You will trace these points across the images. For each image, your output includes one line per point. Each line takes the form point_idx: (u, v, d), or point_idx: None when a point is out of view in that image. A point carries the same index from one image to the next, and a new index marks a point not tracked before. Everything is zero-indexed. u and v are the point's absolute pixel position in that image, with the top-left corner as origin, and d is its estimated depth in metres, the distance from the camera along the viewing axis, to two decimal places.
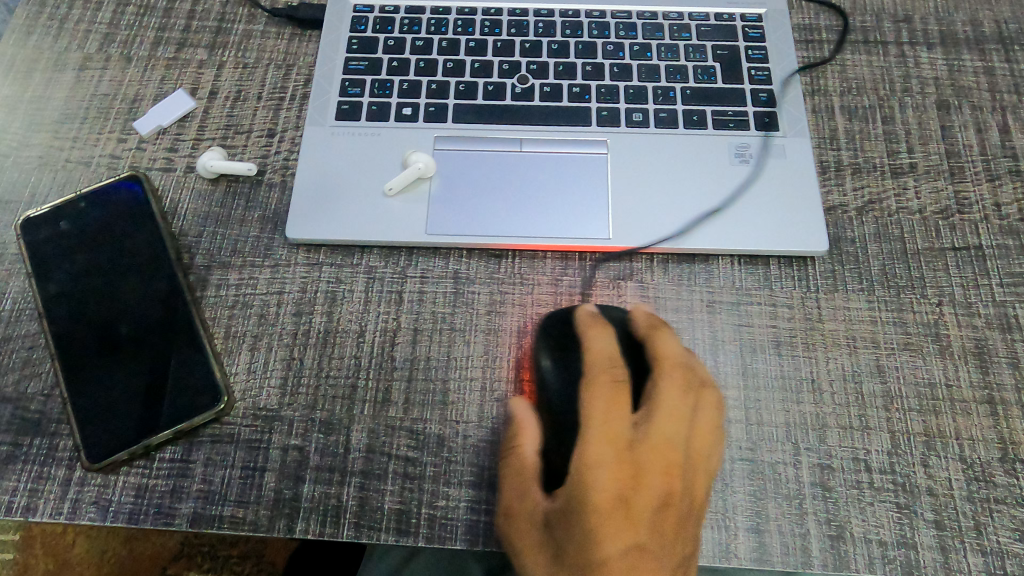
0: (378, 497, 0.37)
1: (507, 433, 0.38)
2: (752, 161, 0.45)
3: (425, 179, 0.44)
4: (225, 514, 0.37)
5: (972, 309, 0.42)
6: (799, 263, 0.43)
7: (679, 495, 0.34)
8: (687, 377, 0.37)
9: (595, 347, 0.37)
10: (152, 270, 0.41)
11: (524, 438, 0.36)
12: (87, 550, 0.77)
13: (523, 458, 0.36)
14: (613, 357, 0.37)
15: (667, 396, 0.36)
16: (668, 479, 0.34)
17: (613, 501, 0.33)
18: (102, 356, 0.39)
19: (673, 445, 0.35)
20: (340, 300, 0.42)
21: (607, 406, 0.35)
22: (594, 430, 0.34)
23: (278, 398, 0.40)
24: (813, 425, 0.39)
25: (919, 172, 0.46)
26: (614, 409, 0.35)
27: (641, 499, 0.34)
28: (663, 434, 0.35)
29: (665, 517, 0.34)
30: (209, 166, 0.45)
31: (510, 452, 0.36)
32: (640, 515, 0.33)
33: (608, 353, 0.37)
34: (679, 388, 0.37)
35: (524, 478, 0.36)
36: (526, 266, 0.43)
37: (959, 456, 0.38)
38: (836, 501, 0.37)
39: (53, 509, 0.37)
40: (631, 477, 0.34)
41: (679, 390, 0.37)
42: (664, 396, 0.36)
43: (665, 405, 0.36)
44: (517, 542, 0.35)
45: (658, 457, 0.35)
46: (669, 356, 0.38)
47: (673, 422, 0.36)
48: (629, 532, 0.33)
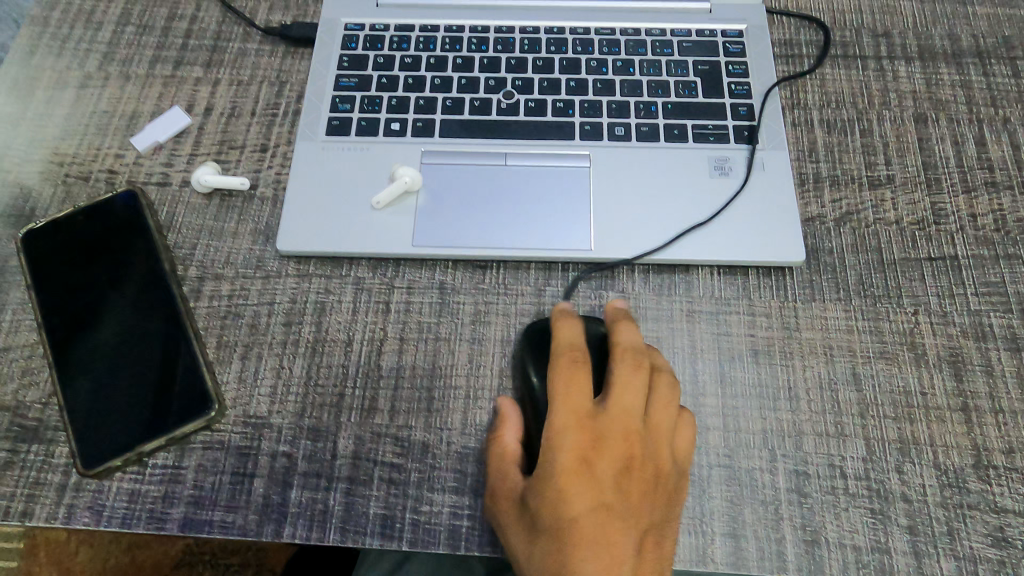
0: (363, 502, 0.38)
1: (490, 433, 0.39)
2: (731, 173, 0.46)
3: (412, 193, 0.45)
4: (215, 519, 0.38)
5: (947, 317, 0.43)
6: (778, 273, 0.44)
7: (641, 460, 0.38)
8: (642, 356, 0.39)
9: (558, 336, 0.40)
10: (147, 282, 0.43)
11: (506, 429, 0.39)
12: (90, 559, 0.77)
13: (504, 447, 0.38)
14: (571, 345, 0.39)
15: (622, 372, 0.39)
16: (627, 444, 0.38)
17: (576, 465, 0.36)
18: (97, 365, 0.40)
19: (632, 415, 0.38)
20: (329, 310, 0.44)
21: (564, 383, 0.38)
22: (555, 405, 0.38)
23: (267, 405, 0.41)
24: (790, 432, 0.40)
25: (896, 184, 0.47)
26: (572, 384, 0.38)
27: (602, 463, 0.37)
28: (622, 405, 0.38)
29: (627, 481, 0.37)
30: (203, 181, 0.46)
31: (492, 442, 0.39)
32: (601, 478, 0.36)
33: (569, 339, 0.39)
34: (634, 366, 0.39)
35: (504, 464, 0.38)
36: (510, 277, 0.44)
37: (933, 462, 0.39)
38: (812, 507, 0.38)
39: (48, 514, 0.38)
40: (592, 444, 0.37)
41: (634, 367, 0.39)
42: (619, 374, 0.39)
43: (620, 380, 0.39)
44: (502, 525, 0.36)
45: (617, 426, 0.38)
46: (625, 342, 0.40)
47: (631, 394, 0.38)
48: (592, 492, 0.36)
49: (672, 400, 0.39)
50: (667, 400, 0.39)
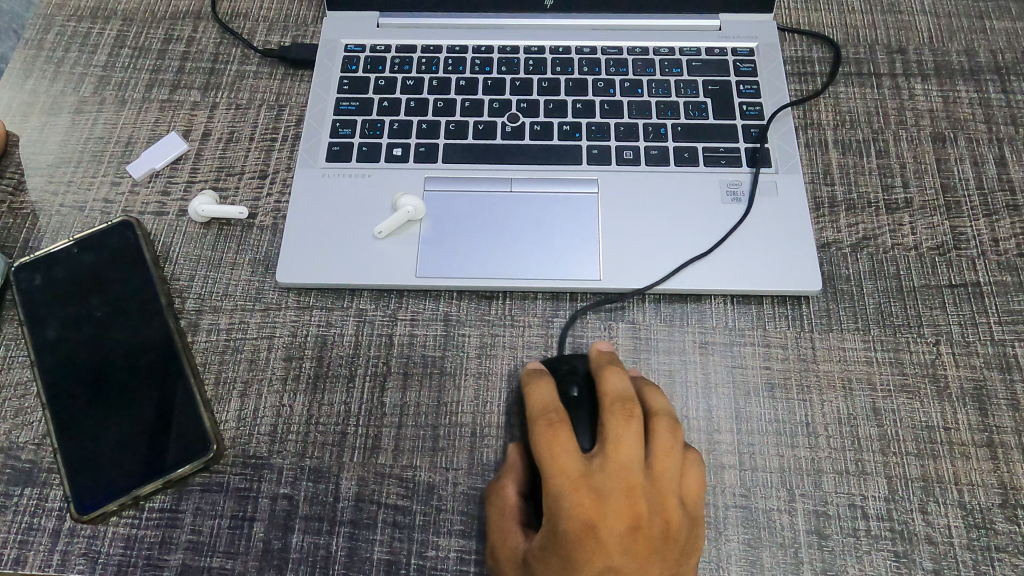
0: (367, 547, 0.37)
1: (488, 490, 0.38)
2: (743, 199, 0.44)
3: (414, 222, 0.44)
4: (214, 565, 0.37)
5: (970, 348, 0.41)
6: (794, 302, 0.43)
7: (648, 518, 0.34)
8: (632, 404, 0.37)
9: (531, 398, 0.38)
10: (143, 316, 0.41)
11: (508, 477, 0.37)
12: None
13: (504, 497, 0.37)
14: (548, 405, 0.37)
15: (614, 424, 0.36)
16: (632, 502, 0.34)
17: (580, 527, 0.33)
18: (91, 405, 0.39)
19: (632, 469, 0.35)
20: (330, 344, 0.42)
21: (548, 443, 0.36)
22: (546, 467, 0.35)
23: (267, 445, 0.40)
24: (808, 470, 0.38)
25: (915, 208, 0.45)
26: (559, 443, 0.35)
27: (607, 524, 0.34)
28: (621, 459, 0.35)
29: (637, 541, 0.34)
30: (201, 211, 0.45)
31: (492, 492, 0.37)
32: (609, 540, 0.33)
33: (545, 398, 0.37)
34: (626, 415, 0.36)
35: (506, 519, 0.36)
36: (516, 308, 0.43)
37: (958, 502, 0.37)
38: (832, 550, 0.37)
39: (42, 561, 0.37)
40: (593, 504, 0.34)
41: (627, 416, 0.36)
42: (613, 426, 0.36)
43: (613, 434, 0.36)
44: None
45: (618, 483, 0.35)
46: (614, 390, 0.37)
47: (628, 448, 0.35)
48: (599, 558, 0.33)
49: (674, 443, 0.36)
50: (669, 446, 0.36)
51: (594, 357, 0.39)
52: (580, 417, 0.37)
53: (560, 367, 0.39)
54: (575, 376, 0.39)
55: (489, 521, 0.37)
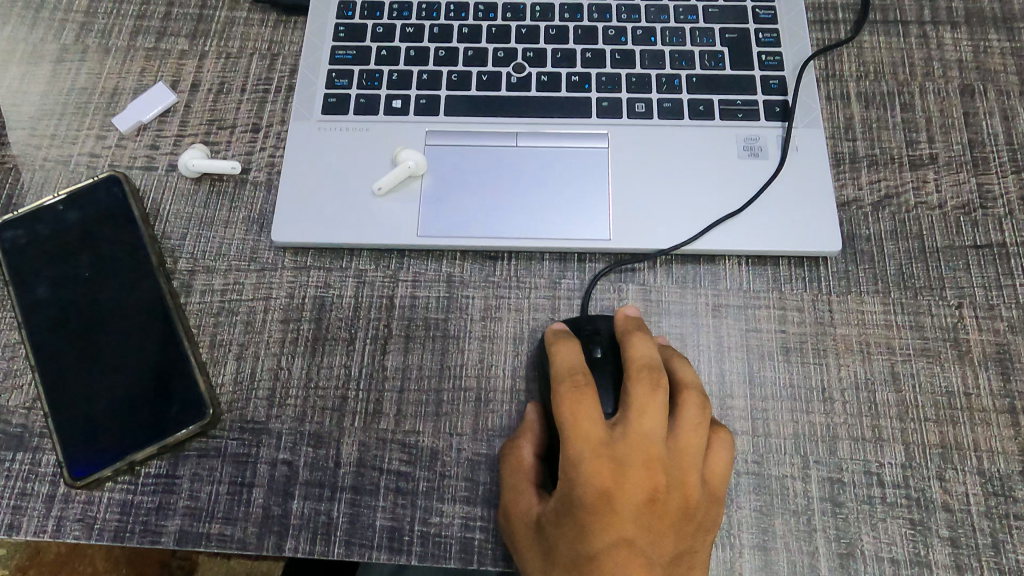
0: (370, 513, 0.36)
1: (503, 448, 0.37)
2: (761, 155, 0.42)
3: (415, 178, 0.42)
4: (212, 531, 0.36)
5: (994, 311, 0.40)
6: (811, 263, 0.41)
7: (666, 491, 0.33)
8: (660, 373, 0.35)
9: (554, 360, 0.36)
10: (133, 276, 0.40)
11: (525, 438, 0.36)
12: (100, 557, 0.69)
13: (520, 458, 0.35)
14: (573, 366, 0.35)
15: (639, 392, 0.34)
16: (651, 474, 0.33)
17: (596, 496, 0.32)
18: (82, 369, 0.37)
19: (655, 440, 0.33)
20: (330, 305, 0.41)
21: (572, 406, 0.34)
22: (565, 431, 0.33)
23: (265, 408, 0.39)
24: (823, 436, 0.37)
25: (940, 164, 0.43)
26: (582, 407, 0.34)
27: (625, 495, 0.32)
28: (643, 430, 0.33)
29: (653, 514, 0.32)
30: (191, 166, 0.43)
31: (508, 453, 0.36)
32: (625, 512, 0.32)
33: (569, 360, 0.36)
34: (652, 384, 0.34)
35: (521, 479, 0.35)
36: (522, 269, 0.41)
37: (977, 469, 0.36)
38: (846, 517, 0.36)
39: (37, 527, 0.36)
40: (612, 474, 0.32)
41: (654, 385, 0.35)
42: (637, 393, 0.34)
43: (638, 402, 0.34)
44: (515, 543, 0.34)
45: (639, 453, 0.33)
46: (641, 356, 0.35)
47: (653, 418, 0.34)
48: (613, 528, 0.31)
49: (701, 419, 0.35)
50: (695, 420, 0.35)
51: (619, 320, 0.38)
52: (605, 382, 0.36)
53: (584, 329, 0.38)
54: (599, 338, 0.37)
55: (502, 481, 0.36)
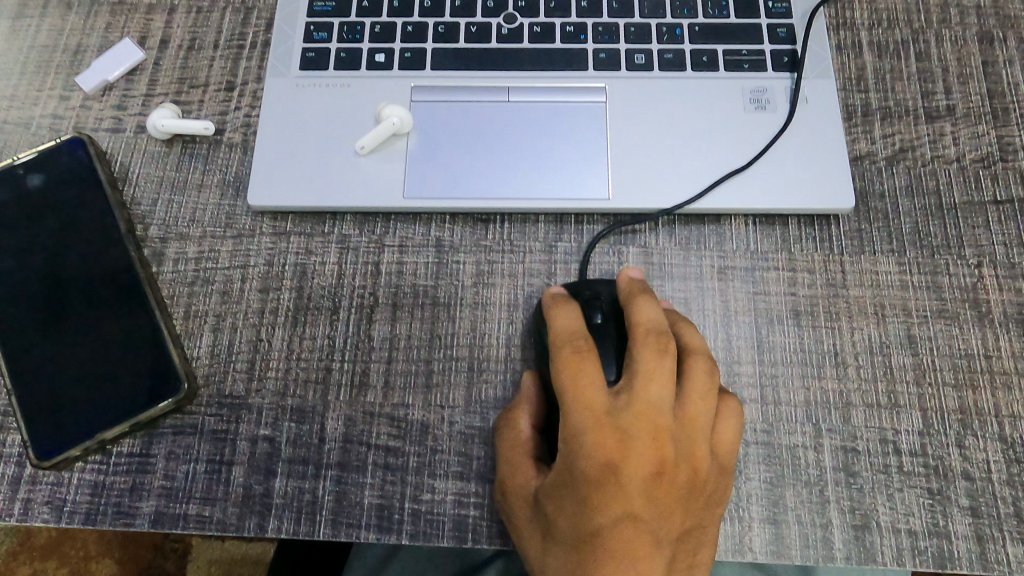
0: (357, 491, 0.34)
1: (498, 423, 0.34)
2: (768, 108, 0.40)
3: (401, 136, 0.39)
4: (190, 512, 0.34)
5: (1015, 269, 0.38)
6: (822, 222, 0.39)
7: (674, 463, 0.31)
8: (667, 338, 0.33)
9: (553, 327, 0.34)
10: (100, 243, 0.37)
11: (521, 411, 0.34)
12: None
13: (516, 433, 0.33)
14: (574, 332, 0.33)
15: (645, 358, 0.32)
16: (658, 446, 0.30)
17: (602, 469, 0.29)
18: (47, 342, 0.35)
19: (662, 409, 0.31)
20: (311, 273, 0.38)
21: (573, 374, 0.31)
22: (567, 400, 0.31)
23: (244, 382, 0.36)
24: (836, 403, 0.35)
25: (958, 116, 0.41)
26: (584, 376, 0.31)
27: (632, 468, 0.30)
28: (649, 397, 0.31)
29: (661, 487, 0.30)
30: (160, 127, 0.40)
31: (503, 427, 0.34)
32: (632, 487, 0.30)
33: (569, 327, 0.33)
34: (659, 349, 0.32)
35: (518, 454, 0.33)
36: (516, 232, 0.39)
37: (998, 435, 0.34)
38: (861, 488, 0.34)
39: (2, 511, 0.34)
40: (619, 446, 0.30)
41: (660, 350, 0.32)
42: (642, 358, 0.32)
43: (643, 368, 0.32)
44: (511, 520, 0.32)
45: (645, 423, 0.30)
46: (647, 321, 0.33)
47: (659, 385, 0.31)
48: (618, 503, 0.29)
49: (709, 386, 0.33)
50: (703, 388, 0.32)
51: (622, 283, 0.35)
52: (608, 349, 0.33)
53: (583, 294, 0.35)
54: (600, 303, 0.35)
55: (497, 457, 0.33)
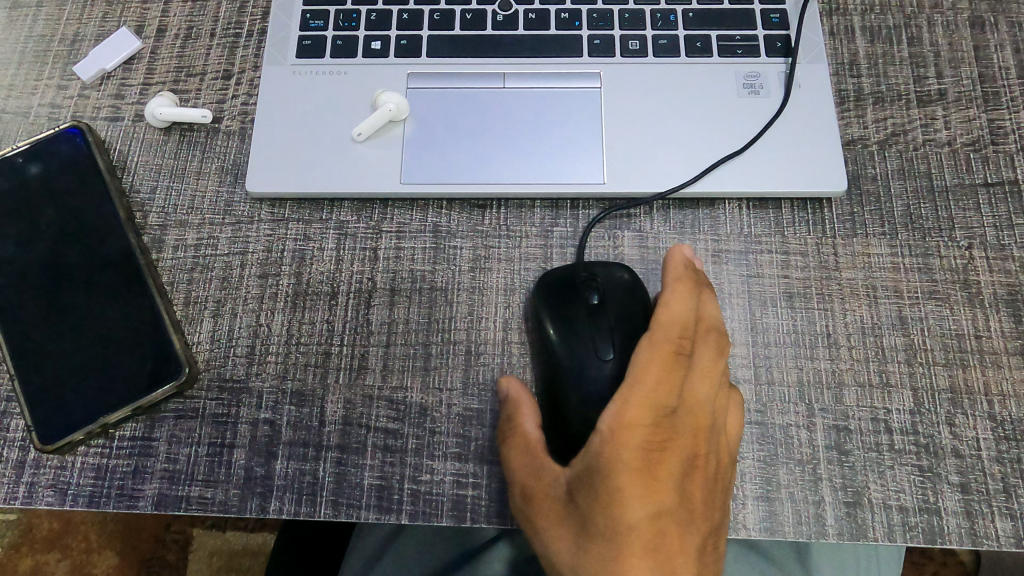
0: (357, 472, 0.35)
1: (503, 424, 0.34)
2: (761, 92, 0.40)
3: (397, 123, 0.40)
4: (192, 494, 0.34)
5: (1005, 251, 0.38)
6: (815, 206, 0.39)
7: (708, 462, 0.31)
8: (723, 339, 0.34)
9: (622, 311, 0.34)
10: (100, 230, 0.37)
11: (525, 413, 0.34)
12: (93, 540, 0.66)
13: (526, 433, 0.33)
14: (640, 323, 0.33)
15: (706, 356, 0.33)
16: (697, 442, 0.31)
17: (642, 461, 0.30)
18: (48, 328, 0.35)
19: (705, 407, 0.32)
20: (310, 259, 0.39)
21: (648, 362, 0.32)
22: (620, 390, 0.31)
23: (244, 366, 0.37)
24: (829, 383, 0.36)
25: (949, 100, 0.41)
26: (657, 368, 0.32)
27: (671, 461, 0.30)
28: (698, 397, 0.32)
29: (694, 483, 0.31)
30: (158, 115, 0.40)
31: (511, 429, 0.33)
32: (668, 479, 0.30)
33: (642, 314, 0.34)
34: (714, 350, 0.33)
35: (535, 453, 0.32)
36: (512, 217, 0.39)
37: (988, 413, 0.35)
38: (853, 465, 0.34)
39: (7, 494, 0.35)
40: (660, 439, 0.31)
41: (717, 352, 0.33)
42: (699, 357, 0.33)
43: (700, 367, 0.33)
44: (532, 517, 0.31)
45: (690, 420, 0.32)
46: (710, 318, 0.34)
47: (709, 386, 0.32)
48: (659, 496, 0.29)
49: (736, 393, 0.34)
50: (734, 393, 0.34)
51: (692, 273, 0.36)
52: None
53: (579, 277, 0.36)
54: (611, 290, 0.35)
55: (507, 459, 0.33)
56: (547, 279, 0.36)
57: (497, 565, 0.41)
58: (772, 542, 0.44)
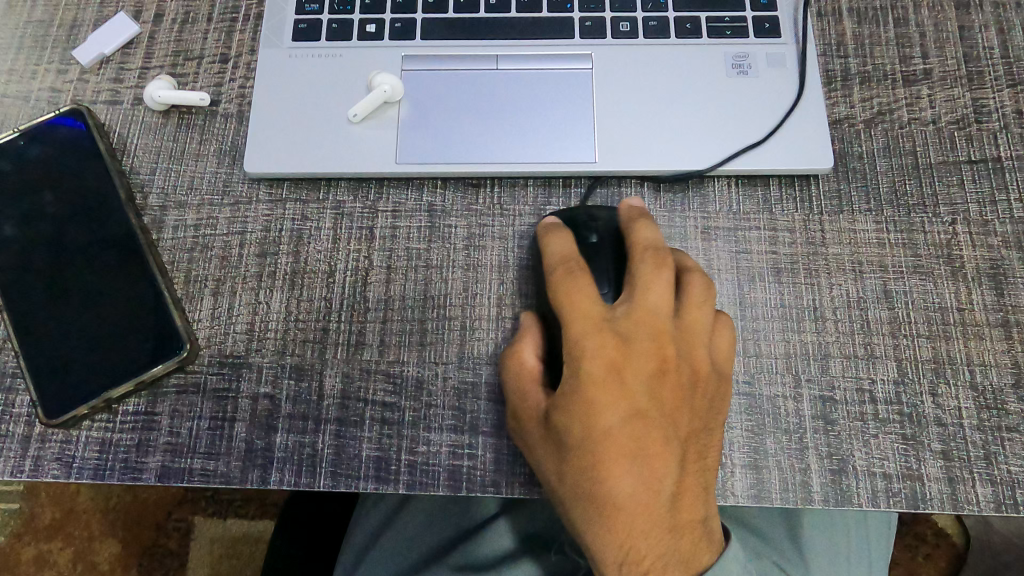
0: (355, 444, 0.35)
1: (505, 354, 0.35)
2: (750, 73, 0.41)
3: (392, 104, 0.40)
4: (194, 467, 0.35)
5: (988, 227, 0.39)
6: (802, 183, 0.40)
7: (676, 362, 0.33)
8: (665, 254, 0.35)
9: (547, 251, 0.36)
10: (101, 211, 0.38)
11: (524, 344, 0.35)
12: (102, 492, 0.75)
13: (523, 364, 0.34)
14: (565, 256, 0.35)
15: (645, 270, 0.34)
16: (658, 346, 0.33)
17: (602, 370, 0.32)
18: (52, 306, 0.36)
19: (659, 314, 0.34)
20: (307, 238, 0.39)
21: (572, 286, 0.34)
22: (564, 315, 0.33)
23: (244, 343, 0.37)
24: (815, 355, 0.37)
25: (934, 80, 0.42)
26: (581, 288, 0.34)
27: (631, 368, 0.32)
28: (647, 303, 0.34)
29: (663, 385, 0.33)
30: (157, 98, 0.41)
31: (509, 359, 0.35)
32: (633, 383, 0.32)
33: (564, 250, 0.35)
34: (654, 263, 0.35)
35: (528, 382, 0.34)
36: (506, 195, 0.40)
37: (970, 383, 0.36)
38: (838, 435, 0.35)
39: (13, 468, 0.35)
40: (615, 348, 0.32)
41: (658, 263, 0.35)
42: (641, 271, 0.34)
43: (642, 278, 0.34)
44: (528, 445, 0.33)
45: (643, 326, 0.33)
46: (645, 238, 0.36)
47: (658, 292, 0.34)
48: (625, 402, 0.31)
49: (706, 298, 0.35)
50: (699, 297, 0.35)
51: (623, 210, 0.37)
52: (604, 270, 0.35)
53: (579, 220, 0.37)
54: (602, 233, 0.36)
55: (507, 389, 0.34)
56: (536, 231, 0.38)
57: (505, 534, 0.45)
58: (763, 519, 0.47)
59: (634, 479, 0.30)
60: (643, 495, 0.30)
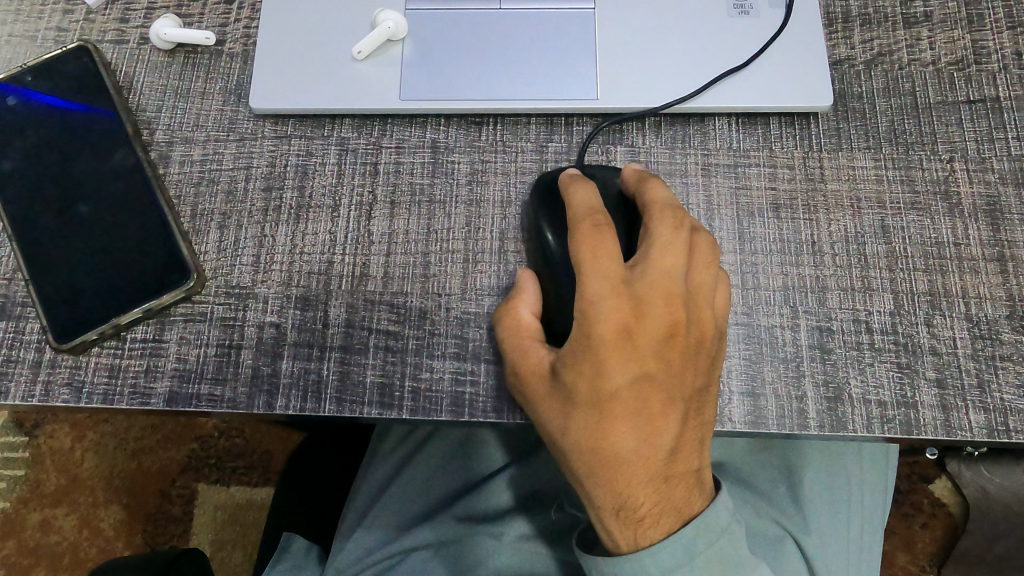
0: (359, 370, 0.36)
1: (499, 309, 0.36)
2: (751, 13, 0.41)
3: (396, 42, 0.41)
4: (201, 392, 0.36)
5: (985, 164, 0.39)
6: (802, 121, 0.40)
7: (685, 326, 0.33)
8: (681, 214, 0.34)
9: (574, 200, 0.35)
10: (108, 144, 0.39)
11: (519, 302, 0.35)
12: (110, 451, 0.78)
13: (519, 319, 0.35)
14: (592, 207, 0.34)
15: (662, 231, 0.33)
16: (671, 311, 0.33)
17: (616, 334, 0.31)
18: (61, 235, 0.36)
19: (675, 277, 0.33)
20: (312, 173, 0.40)
21: (591, 245, 0.33)
22: (583, 269, 0.32)
23: (250, 274, 0.38)
24: (813, 287, 0.37)
25: (934, 22, 0.42)
26: (600, 247, 0.33)
27: (643, 332, 0.32)
28: (664, 266, 0.33)
29: (672, 348, 0.32)
30: (163, 35, 0.41)
31: (504, 315, 0.35)
32: (644, 347, 0.32)
33: (586, 201, 0.34)
34: (673, 225, 0.34)
35: (525, 337, 0.34)
36: (508, 133, 0.41)
37: (964, 315, 0.37)
38: (834, 363, 0.36)
39: (24, 392, 0.36)
40: (631, 311, 0.32)
41: (675, 225, 0.34)
42: (659, 233, 0.33)
43: (659, 240, 0.33)
44: (525, 394, 0.33)
45: (658, 290, 0.33)
46: (663, 198, 0.35)
47: (674, 255, 0.33)
48: (635, 365, 0.32)
49: (714, 259, 0.34)
50: (709, 260, 0.34)
51: (630, 175, 0.36)
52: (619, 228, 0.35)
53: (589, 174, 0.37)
54: (606, 194, 0.36)
55: (501, 342, 0.35)
56: (547, 180, 0.37)
57: (505, 492, 0.47)
58: (766, 483, 0.47)
59: (636, 440, 0.31)
60: (643, 455, 0.31)
